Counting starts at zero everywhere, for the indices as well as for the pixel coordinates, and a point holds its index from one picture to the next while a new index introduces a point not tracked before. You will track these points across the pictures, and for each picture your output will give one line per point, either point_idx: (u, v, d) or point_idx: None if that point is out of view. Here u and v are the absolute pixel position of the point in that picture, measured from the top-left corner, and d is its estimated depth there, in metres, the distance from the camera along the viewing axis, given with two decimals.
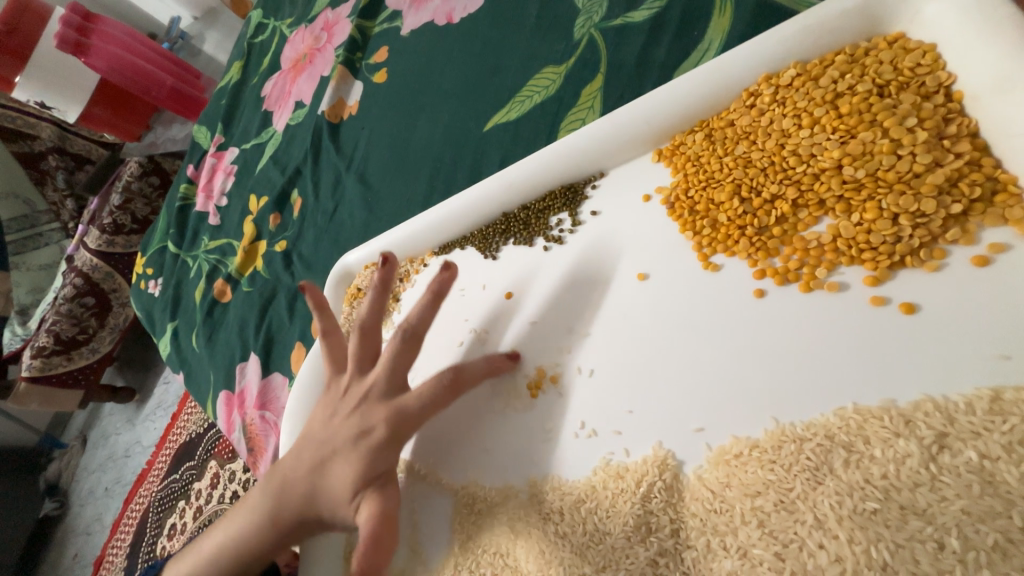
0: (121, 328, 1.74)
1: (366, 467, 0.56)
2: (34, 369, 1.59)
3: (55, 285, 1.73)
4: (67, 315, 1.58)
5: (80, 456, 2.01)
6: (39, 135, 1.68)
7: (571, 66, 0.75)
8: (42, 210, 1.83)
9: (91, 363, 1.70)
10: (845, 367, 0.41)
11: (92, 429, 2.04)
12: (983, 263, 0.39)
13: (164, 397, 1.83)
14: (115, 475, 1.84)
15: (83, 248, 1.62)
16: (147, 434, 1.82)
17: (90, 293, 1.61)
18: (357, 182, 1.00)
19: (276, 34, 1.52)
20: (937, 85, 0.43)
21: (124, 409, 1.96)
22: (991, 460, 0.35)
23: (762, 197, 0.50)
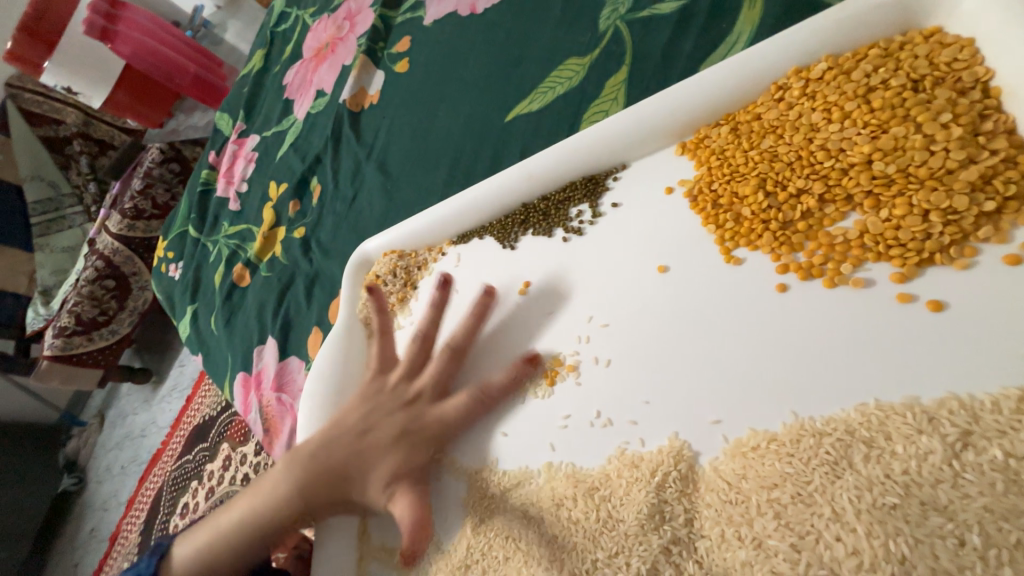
0: (139, 311, 1.77)
1: (403, 458, 0.61)
2: (55, 348, 1.64)
3: (78, 267, 1.77)
4: (88, 296, 1.63)
5: (97, 434, 2.07)
6: (64, 120, 1.76)
7: (595, 58, 0.74)
8: (66, 193, 1.85)
9: (110, 344, 1.75)
10: (868, 363, 0.41)
11: (109, 409, 2.10)
12: (1016, 262, 0.38)
13: (179, 380, 1.88)
14: (131, 454, 1.89)
15: (105, 231, 1.66)
16: (163, 415, 1.87)
17: (110, 276, 1.65)
18: (377, 171, 1.01)
19: (298, 23, 1.54)
20: (974, 81, 0.43)
21: (141, 390, 2.01)
22: (1016, 459, 0.34)
23: (788, 191, 0.50)
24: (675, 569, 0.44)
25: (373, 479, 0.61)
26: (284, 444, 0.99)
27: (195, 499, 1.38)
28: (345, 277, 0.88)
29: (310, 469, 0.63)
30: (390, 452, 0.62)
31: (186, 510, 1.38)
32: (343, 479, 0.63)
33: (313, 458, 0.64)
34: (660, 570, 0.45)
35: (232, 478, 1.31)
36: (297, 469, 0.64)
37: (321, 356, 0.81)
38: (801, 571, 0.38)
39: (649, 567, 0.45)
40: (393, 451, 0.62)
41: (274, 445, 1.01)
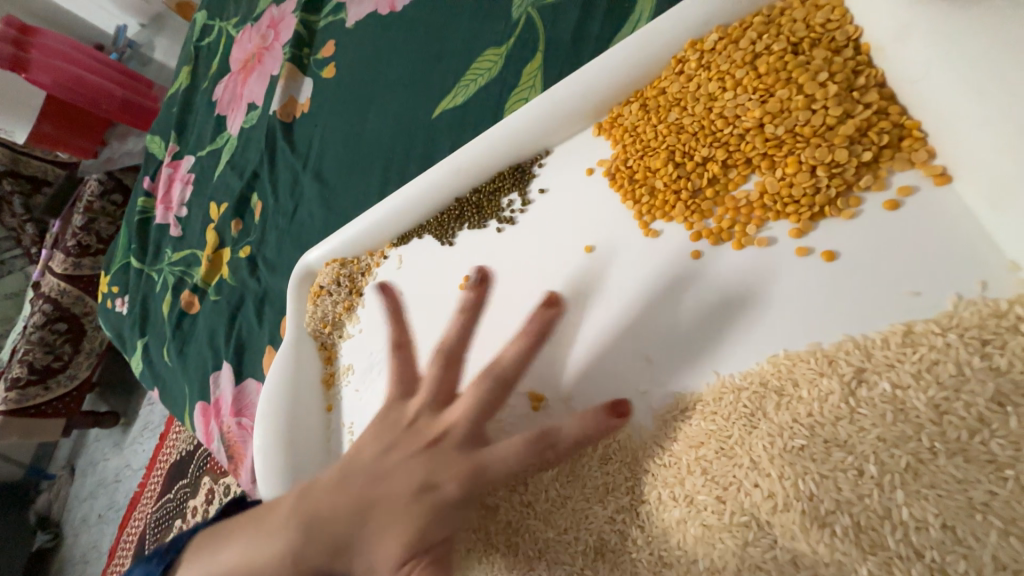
0: (98, 352, 1.68)
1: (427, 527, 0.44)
2: (9, 402, 1.52)
3: (23, 313, 1.68)
4: (39, 342, 1.53)
5: (69, 485, 1.97)
6: None
7: (511, 46, 0.74)
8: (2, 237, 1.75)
9: (70, 391, 1.64)
10: (778, 316, 0.43)
11: (79, 457, 2.01)
12: (895, 207, 0.41)
13: (150, 419, 1.80)
14: (107, 501, 1.81)
15: (50, 273, 1.58)
16: (136, 457, 1.79)
17: (61, 318, 1.57)
18: (314, 180, 0.99)
19: (222, 35, 1.48)
20: (847, 39, 0.45)
21: (111, 434, 1.92)
22: (902, 389, 0.36)
23: (694, 160, 0.51)
24: (621, 536, 0.45)
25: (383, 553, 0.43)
26: (250, 468, 0.96)
27: None
28: (289, 291, 0.86)
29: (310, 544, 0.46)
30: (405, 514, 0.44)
31: None
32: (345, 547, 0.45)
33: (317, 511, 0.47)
34: (607, 539, 0.46)
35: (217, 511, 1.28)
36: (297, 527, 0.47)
37: (271, 374, 0.79)
38: (727, 521, 0.39)
39: (597, 538, 0.47)
40: (408, 514, 0.44)
41: (239, 472, 0.99)
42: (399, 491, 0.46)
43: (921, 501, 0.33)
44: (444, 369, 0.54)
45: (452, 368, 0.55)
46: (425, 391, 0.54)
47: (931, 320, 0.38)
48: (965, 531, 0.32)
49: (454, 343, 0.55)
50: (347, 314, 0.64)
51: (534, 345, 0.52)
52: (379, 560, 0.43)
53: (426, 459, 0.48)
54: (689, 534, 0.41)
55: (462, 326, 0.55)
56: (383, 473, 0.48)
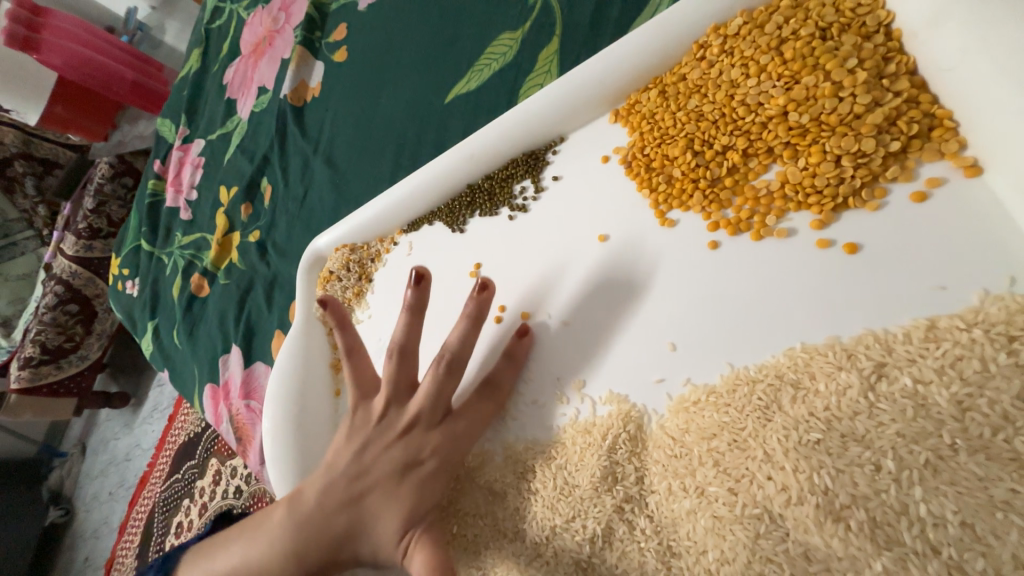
0: (108, 334, 1.71)
1: (415, 500, 0.51)
2: (23, 380, 1.56)
3: (36, 293, 1.71)
4: (52, 324, 1.54)
5: (81, 463, 2.01)
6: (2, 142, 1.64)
7: (527, 30, 0.73)
8: (13, 218, 1.78)
9: (82, 370, 1.67)
10: (796, 308, 0.42)
11: (91, 435, 2.05)
12: (922, 198, 0.40)
13: (159, 400, 1.83)
14: (118, 479, 1.85)
15: (60, 254, 1.60)
16: (146, 437, 1.83)
17: (73, 301, 1.58)
18: (325, 166, 0.98)
19: (233, 17, 1.47)
20: (877, 25, 0.44)
21: (121, 414, 1.96)
22: (924, 385, 0.35)
23: (713, 149, 0.50)
24: (628, 526, 0.45)
25: (382, 528, 0.50)
26: (258, 449, 0.97)
27: (189, 517, 1.36)
28: (299, 276, 0.87)
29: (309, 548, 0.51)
30: (398, 491, 0.51)
31: (181, 530, 1.36)
32: (346, 541, 0.51)
33: (311, 519, 0.52)
34: (614, 528, 0.46)
35: (224, 492, 1.30)
36: (292, 526, 0.53)
37: (280, 358, 0.80)
38: (738, 513, 0.39)
39: (604, 527, 0.46)
40: (400, 493, 0.51)
41: (247, 453, 1.00)
42: (384, 474, 0.52)
43: (940, 497, 0.33)
44: (444, 376, 0.56)
45: (454, 373, 0.56)
46: (422, 396, 0.55)
47: (956, 315, 0.37)
48: (985, 529, 0.31)
49: (457, 350, 0.56)
50: (338, 318, 0.63)
51: (471, 328, 0.56)
52: (380, 534, 0.50)
53: (400, 447, 0.54)
54: (699, 525, 0.41)
55: (464, 330, 0.56)
56: (361, 467, 0.53)
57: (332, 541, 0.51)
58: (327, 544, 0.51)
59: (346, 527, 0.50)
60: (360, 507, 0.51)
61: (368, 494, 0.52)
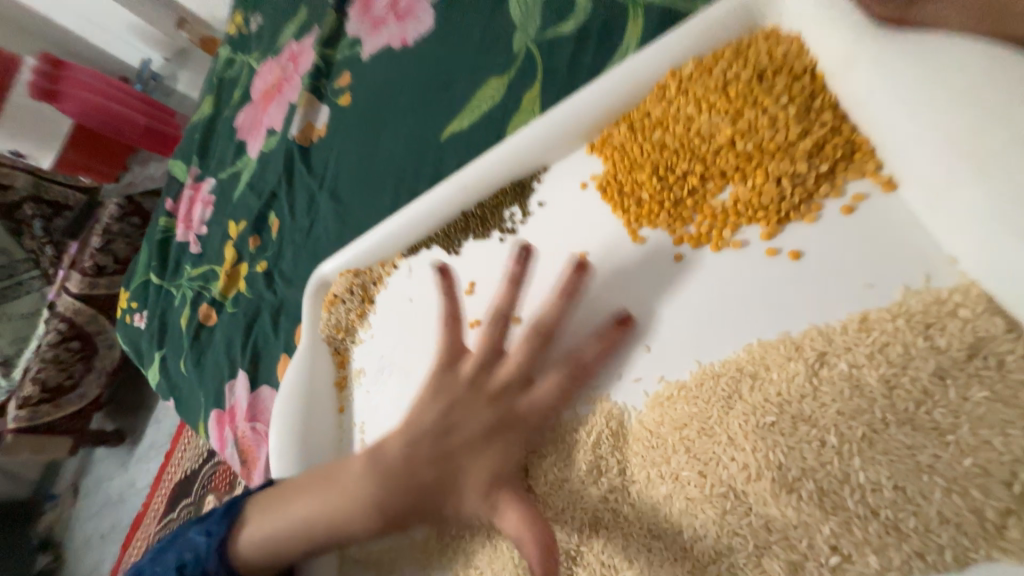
0: (108, 371, 1.72)
1: (504, 461, 0.53)
2: (21, 419, 1.60)
3: (38, 332, 1.73)
4: (53, 361, 1.60)
5: (72, 506, 1.99)
6: (13, 184, 1.67)
7: (512, 76, 0.82)
8: (20, 258, 1.81)
9: (80, 408, 1.69)
10: (751, 309, 0.48)
11: (83, 477, 2.04)
12: (850, 211, 0.46)
13: (155, 437, 1.83)
14: (110, 521, 1.83)
15: (66, 292, 1.65)
16: (141, 476, 1.82)
17: (76, 337, 1.63)
18: (330, 199, 1.06)
19: (244, 68, 1.59)
20: (804, 68, 0.52)
21: (116, 453, 1.96)
22: (858, 368, 0.41)
23: (676, 174, 0.57)
24: (613, 514, 0.49)
25: (473, 483, 0.53)
26: (263, 471, 1.00)
27: None
28: (305, 301, 0.92)
29: (394, 498, 0.54)
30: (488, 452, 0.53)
31: None
32: (433, 492, 0.54)
33: (398, 472, 0.55)
34: (600, 517, 0.49)
35: None
36: (379, 482, 0.55)
37: (287, 379, 0.84)
38: (708, 492, 0.43)
39: (592, 516, 0.50)
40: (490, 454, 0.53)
41: (252, 476, 1.03)
42: (469, 436, 0.54)
43: (875, 465, 0.37)
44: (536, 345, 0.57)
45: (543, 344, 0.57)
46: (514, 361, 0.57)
47: (884, 308, 0.42)
48: (913, 490, 0.36)
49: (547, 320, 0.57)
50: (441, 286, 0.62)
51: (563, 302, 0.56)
52: (471, 487, 0.52)
53: (491, 410, 0.55)
54: (675, 507, 0.45)
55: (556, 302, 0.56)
56: (449, 424, 0.56)
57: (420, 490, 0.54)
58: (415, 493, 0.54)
59: (435, 478, 0.53)
60: (448, 460, 0.54)
61: (456, 451, 0.54)
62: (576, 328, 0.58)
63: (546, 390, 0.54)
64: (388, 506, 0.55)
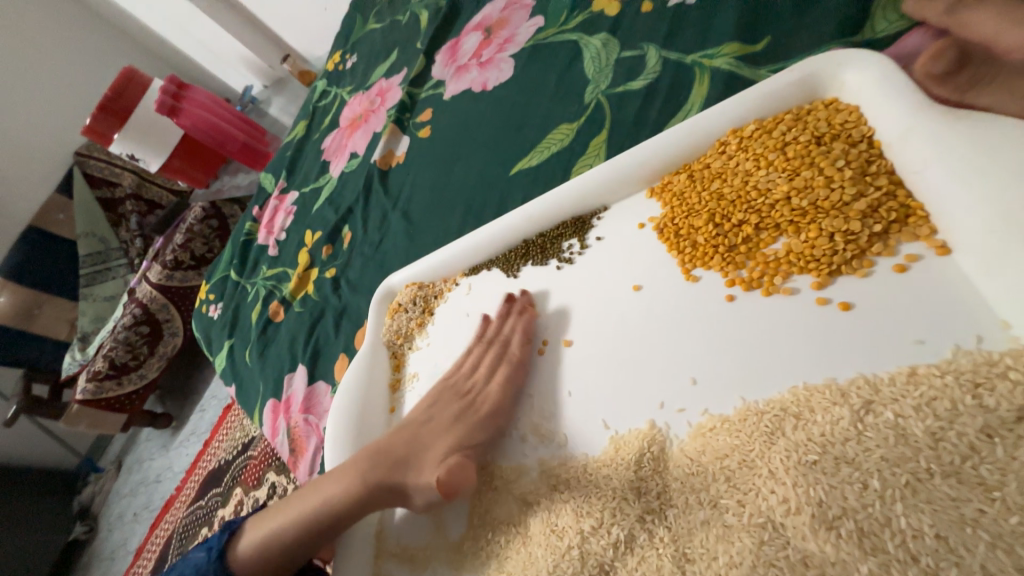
0: (167, 357, 1.91)
1: (463, 460, 0.66)
2: (88, 392, 1.77)
3: (117, 314, 1.93)
4: (124, 342, 1.77)
5: (113, 481, 2.16)
6: (121, 182, 2.08)
7: (581, 124, 0.91)
8: (114, 247, 2.09)
9: (137, 389, 1.88)
10: (799, 353, 0.51)
11: (128, 454, 2.21)
12: (902, 269, 0.49)
13: (198, 425, 1.96)
14: (144, 501, 1.95)
15: (146, 281, 1.83)
16: (180, 460, 1.95)
17: (146, 322, 1.80)
18: (402, 219, 1.17)
19: (337, 99, 1.80)
20: (862, 136, 0.56)
21: (161, 435, 2.12)
22: (904, 418, 0.42)
23: (731, 222, 0.62)
24: (648, 534, 0.51)
25: (429, 459, 0.69)
26: (309, 461, 1.08)
27: None
28: (371, 306, 1.01)
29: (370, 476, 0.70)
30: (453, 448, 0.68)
31: None
32: (400, 465, 0.70)
33: (377, 450, 0.72)
34: (635, 535, 0.52)
35: None
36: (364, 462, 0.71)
37: (347, 376, 0.92)
38: (745, 521, 0.45)
39: (627, 533, 0.52)
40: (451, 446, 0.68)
41: (299, 465, 1.11)
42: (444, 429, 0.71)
43: (918, 513, 0.38)
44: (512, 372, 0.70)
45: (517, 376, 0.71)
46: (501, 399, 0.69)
47: (933, 364, 0.44)
48: (957, 541, 0.37)
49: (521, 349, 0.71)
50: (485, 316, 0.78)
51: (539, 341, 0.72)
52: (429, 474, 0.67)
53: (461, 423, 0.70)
54: (711, 533, 0.47)
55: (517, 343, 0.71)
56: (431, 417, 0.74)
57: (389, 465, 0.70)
58: (385, 467, 0.70)
59: (404, 452, 0.71)
60: (415, 442, 0.72)
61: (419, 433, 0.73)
62: (625, 356, 0.62)
63: (500, 384, 0.70)
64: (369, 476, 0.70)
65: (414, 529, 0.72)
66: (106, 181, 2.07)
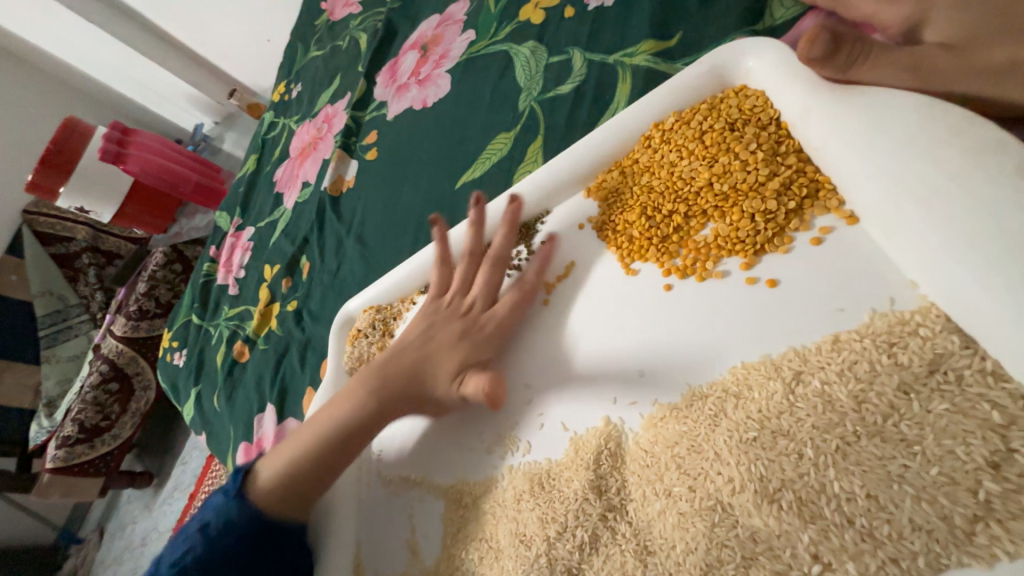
0: (142, 412, 1.83)
1: (470, 353, 0.67)
2: (58, 460, 1.68)
3: (83, 374, 1.85)
4: (93, 402, 1.70)
5: (97, 550, 2.04)
6: (75, 237, 1.97)
7: (518, 132, 0.92)
8: (73, 303, 2.00)
9: (112, 449, 1.79)
10: (734, 333, 0.52)
11: (110, 520, 2.10)
12: (818, 242, 0.51)
13: (181, 479, 1.89)
14: (131, 566, 1.86)
15: (111, 335, 1.77)
16: (164, 518, 1.86)
17: (115, 378, 1.74)
18: (356, 243, 1.16)
19: (285, 129, 1.78)
20: (770, 118, 0.58)
21: (143, 495, 2.02)
22: (829, 385, 0.44)
23: (663, 213, 0.63)
24: (611, 531, 0.52)
25: (443, 372, 0.67)
26: None
27: None
28: (331, 335, 1.00)
29: (388, 385, 0.69)
30: (458, 345, 0.67)
31: None
32: (415, 376, 0.68)
33: (385, 366, 0.70)
34: (599, 534, 0.52)
35: None
36: (375, 374, 0.70)
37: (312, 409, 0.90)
38: (697, 506, 0.46)
39: (591, 534, 0.52)
40: (458, 349, 0.67)
41: None
42: (447, 341, 0.68)
43: (849, 476, 0.40)
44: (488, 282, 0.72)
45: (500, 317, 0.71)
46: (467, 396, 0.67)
47: (852, 329, 0.46)
48: (885, 499, 0.38)
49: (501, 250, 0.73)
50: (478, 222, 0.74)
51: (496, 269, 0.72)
52: (445, 372, 0.67)
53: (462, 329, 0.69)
54: (668, 522, 0.47)
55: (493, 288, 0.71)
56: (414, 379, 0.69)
57: (408, 374, 0.68)
58: (404, 376, 0.68)
59: (415, 362, 0.69)
60: (425, 357, 0.69)
61: (431, 350, 0.69)
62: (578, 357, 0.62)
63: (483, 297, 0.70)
64: (388, 388, 0.68)
65: (390, 557, 0.70)
66: (60, 237, 1.97)
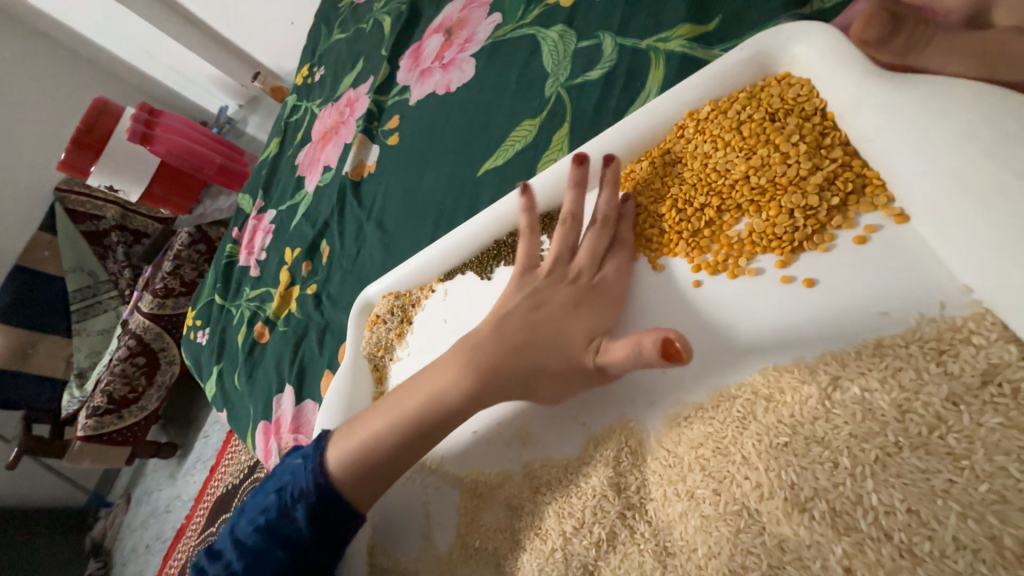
0: (167, 386, 1.89)
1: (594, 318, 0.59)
2: (89, 428, 1.76)
3: (112, 348, 1.91)
4: (120, 374, 1.76)
5: (124, 514, 2.14)
6: (105, 215, 2.05)
7: (544, 118, 0.90)
8: (104, 279, 2.08)
9: (139, 420, 1.86)
10: (767, 334, 0.50)
11: (136, 486, 2.19)
12: (863, 241, 0.48)
13: (203, 451, 1.95)
14: (156, 532, 1.94)
15: (138, 311, 1.82)
16: (187, 488, 1.93)
17: (142, 352, 1.79)
18: (377, 229, 1.16)
19: (307, 113, 1.78)
20: (814, 109, 0.55)
21: (167, 464, 2.10)
22: (870, 392, 0.42)
23: (694, 206, 0.61)
24: (630, 530, 0.51)
25: (575, 340, 0.59)
26: None
27: None
28: (351, 319, 1.01)
29: (491, 357, 0.60)
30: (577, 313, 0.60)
31: None
32: (526, 349, 0.60)
33: (488, 336, 0.62)
34: (617, 533, 0.51)
35: None
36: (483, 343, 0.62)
37: (331, 393, 0.91)
38: (721, 510, 0.44)
39: (608, 531, 0.52)
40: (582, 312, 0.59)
41: None
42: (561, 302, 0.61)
43: (889, 488, 0.38)
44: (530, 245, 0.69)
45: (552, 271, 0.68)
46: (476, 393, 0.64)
47: (897, 335, 0.43)
48: (928, 514, 0.37)
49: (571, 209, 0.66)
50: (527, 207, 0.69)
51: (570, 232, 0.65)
52: (570, 348, 0.58)
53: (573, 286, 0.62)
54: (690, 524, 0.46)
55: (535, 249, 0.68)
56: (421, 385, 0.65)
57: (513, 349, 0.60)
58: (510, 352, 0.60)
59: (527, 337, 0.60)
60: (536, 328, 0.60)
61: (544, 316, 0.61)
62: None
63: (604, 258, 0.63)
64: (498, 362, 0.60)
65: (404, 542, 0.71)
66: (91, 215, 2.04)
